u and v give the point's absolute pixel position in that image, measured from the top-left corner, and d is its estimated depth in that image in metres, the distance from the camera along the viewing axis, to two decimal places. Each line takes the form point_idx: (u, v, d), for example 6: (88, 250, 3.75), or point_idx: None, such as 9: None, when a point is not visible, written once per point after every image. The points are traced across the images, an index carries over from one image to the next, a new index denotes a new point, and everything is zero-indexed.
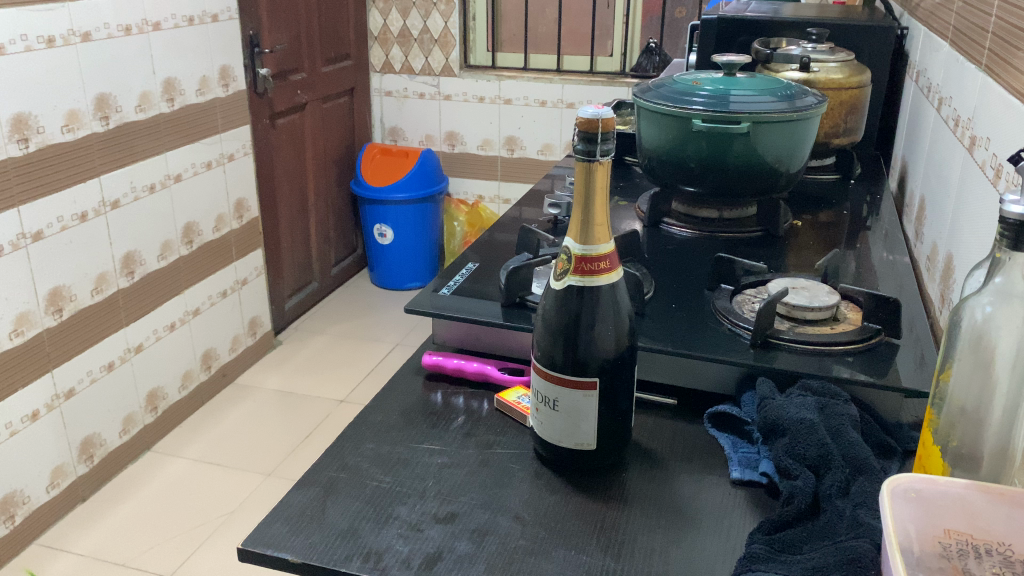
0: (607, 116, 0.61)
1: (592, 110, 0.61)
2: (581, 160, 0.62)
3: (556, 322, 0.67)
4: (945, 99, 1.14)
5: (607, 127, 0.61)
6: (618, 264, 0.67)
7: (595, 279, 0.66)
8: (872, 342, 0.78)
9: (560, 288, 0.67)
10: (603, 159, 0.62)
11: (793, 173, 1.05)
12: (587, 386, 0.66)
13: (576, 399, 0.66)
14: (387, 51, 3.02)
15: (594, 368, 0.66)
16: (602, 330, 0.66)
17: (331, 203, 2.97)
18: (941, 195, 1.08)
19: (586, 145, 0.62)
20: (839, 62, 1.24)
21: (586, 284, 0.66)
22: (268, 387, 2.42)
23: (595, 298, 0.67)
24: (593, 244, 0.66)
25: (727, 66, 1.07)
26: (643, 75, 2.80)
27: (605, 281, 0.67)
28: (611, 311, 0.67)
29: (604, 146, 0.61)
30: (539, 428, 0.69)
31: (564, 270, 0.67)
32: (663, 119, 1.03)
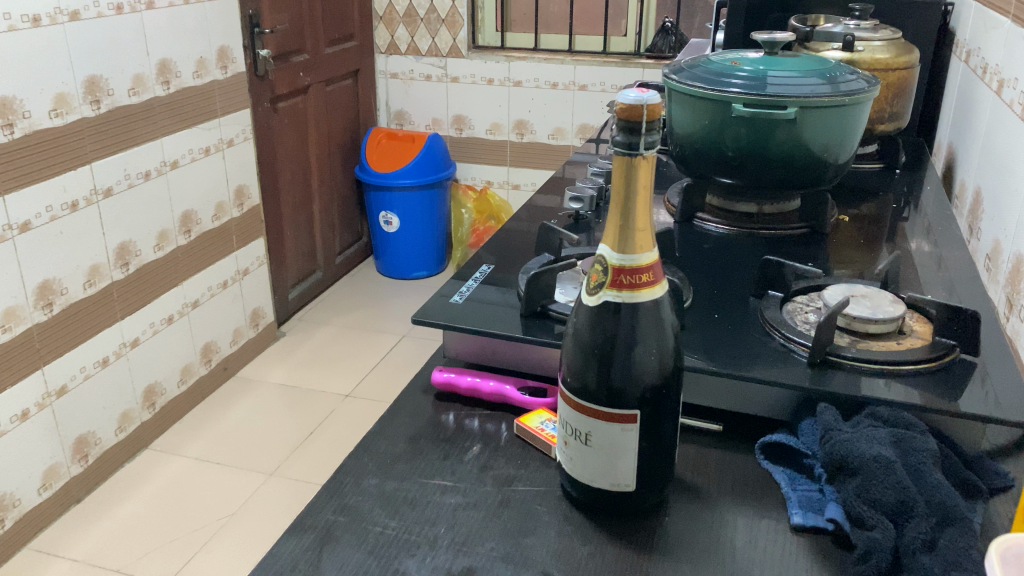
0: (656, 101, 0.52)
1: (635, 94, 0.52)
2: (621, 154, 0.53)
3: (591, 341, 0.58)
4: (1006, 80, 1.03)
5: (655, 114, 0.52)
6: (663, 277, 0.58)
7: (635, 295, 0.57)
8: (946, 361, 0.68)
9: (594, 304, 0.58)
10: (647, 153, 0.53)
11: (842, 163, 0.95)
12: (627, 418, 0.57)
13: (614, 435, 0.57)
14: (393, 31, 2.90)
15: (635, 397, 0.57)
16: (643, 353, 0.57)
17: (336, 189, 2.87)
18: (1004, 187, 0.98)
19: (628, 137, 0.53)
20: (885, 41, 1.13)
21: (626, 299, 0.57)
22: (271, 380, 2.33)
23: (637, 315, 0.57)
24: (633, 254, 0.56)
25: (768, 44, 0.97)
26: (658, 56, 2.69)
27: (647, 298, 0.57)
28: (655, 331, 0.58)
29: (651, 137, 0.52)
30: (568, 465, 0.60)
31: (599, 283, 0.58)
32: (698, 104, 0.93)
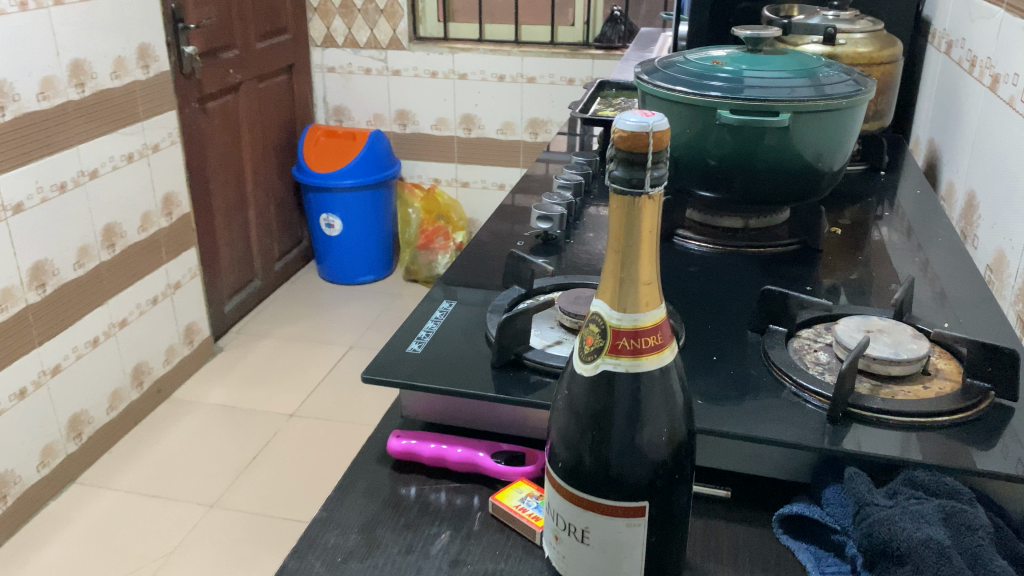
0: (662, 126, 0.42)
1: (635, 118, 0.42)
2: (619, 192, 0.43)
3: (586, 417, 0.48)
4: (999, 75, 0.95)
5: (661, 142, 0.42)
6: (670, 339, 0.48)
7: (639, 363, 0.47)
8: (981, 408, 0.60)
9: (590, 373, 0.48)
10: (652, 191, 0.43)
11: (834, 172, 0.86)
12: (634, 511, 0.46)
13: (619, 533, 0.47)
14: (329, 23, 2.74)
15: (642, 484, 0.48)
16: (649, 429, 0.48)
17: (273, 192, 2.71)
18: (1003, 192, 0.90)
19: (628, 171, 0.43)
20: (866, 33, 1.05)
21: (630, 369, 0.47)
22: (210, 401, 2.18)
23: (642, 386, 0.47)
24: (638, 312, 0.45)
25: (751, 41, 0.87)
26: (607, 45, 2.60)
27: (654, 365, 0.47)
28: (663, 403, 0.48)
29: (655, 170, 0.42)
30: (560, 564, 0.49)
31: (595, 348, 0.47)
32: (678, 110, 0.83)
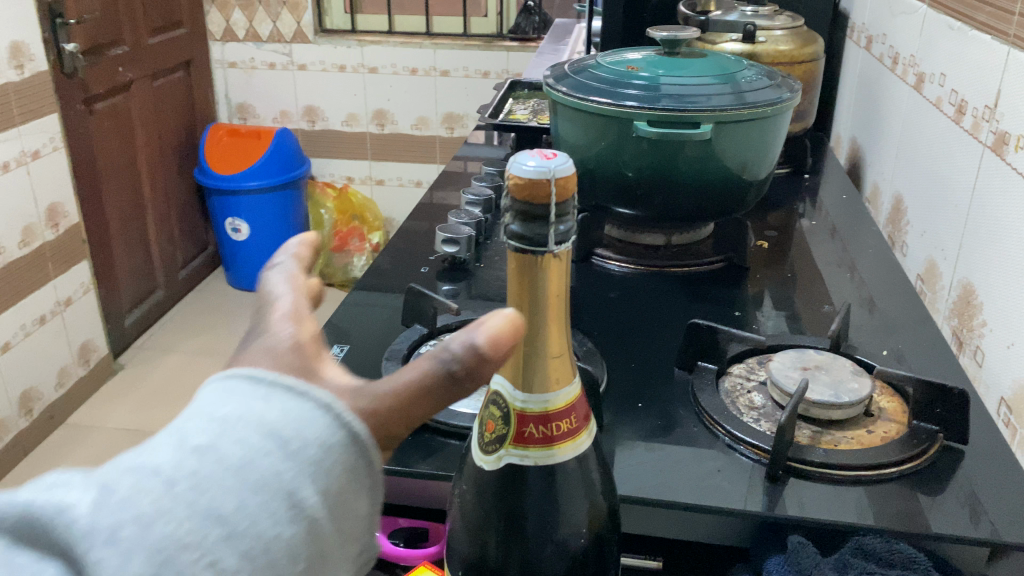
0: (565, 170, 0.35)
1: (534, 162, 0.34)
2: (517, 249, 0.36)
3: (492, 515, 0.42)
4: (923, 73, 0.90)
5: (566, 190, 0.35)
6: (585, 422, 0.42)
7: (553, 453, 0.41)
8: (928, 455, 0.55)
9: (493, 466, 0.41)
10: (559, 250, 0.36)
11: (759, 182, 0.80)
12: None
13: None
14: (228, 16, 2.58)
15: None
16: (566, 527, 0.41)
17: (174, 197, 2.55)
18: (930, 197, 0.86)
19: (525, 225, 0.35)
20: (786, 29, 0.99)
21: (540, 462, 0.40)
22: (110, 426, 2.03)
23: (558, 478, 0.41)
24: (548, 394, 0.40)
25: (667, 42, 0.80)
26: (522, 37, 2.52)
27: (567, 454, 0.41)
28: (583, 494, 0.42)
29: (562, 222, 0.35)
30: None
31: (497, 437, 0.41)
32: (592, 121, 0.75)
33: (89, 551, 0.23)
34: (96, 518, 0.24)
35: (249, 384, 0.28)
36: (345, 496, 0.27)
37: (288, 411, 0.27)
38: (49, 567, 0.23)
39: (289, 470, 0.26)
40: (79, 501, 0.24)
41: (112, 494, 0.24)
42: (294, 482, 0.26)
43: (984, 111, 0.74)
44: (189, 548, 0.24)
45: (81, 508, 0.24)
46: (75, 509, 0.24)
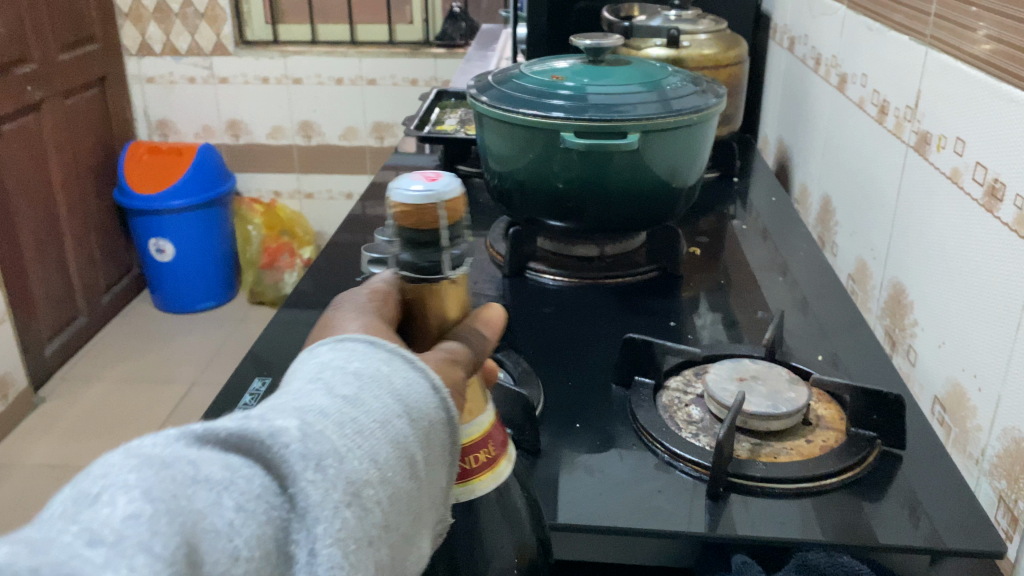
0: (452, 193, 0.38)
1: (421, 187, 0.38)
2: (413, 278, 0.41)
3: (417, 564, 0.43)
4: (846, 74, 0.91)
5: (455, 215, 0.39)
6: (502, 448, 0.44)
7: (471, 483, 0.42)
8: (869, 462, 0.55)
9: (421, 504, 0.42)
10: (451, 271, 0.40)
11: (689, 189, 0.79)
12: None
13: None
14: (143, 29, 2.49)
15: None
16: (493, 554, 0.43)
17: (92, 219, 2.45)
18: (858, 197, 0.86)
19: (417, 253, 0.40)
20: (710, 34, 0.99)
21: (462, 495, 0.42)
22: (32, 463, 1.93)
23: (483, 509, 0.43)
24: (464, 427, 0.41)
25: (592, 50, 0.79)
26: (449, 44, 2.49)
27: (486, 486, 0.43)
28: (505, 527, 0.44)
29: (452, 248, 0.40)
30: None
31: None
32: (517, 133, 0.74)
33: (302, 471, 0.28)
34: (309, 446, 0.29)
35: (370, 349, 0.35)
36: (436, 469, 0.35)
37: (408, 384, 0.34)
38: (257, 474, 0.27)
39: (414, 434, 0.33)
40: (290, 429, 0.29)
41: (311, 427, 0.30)
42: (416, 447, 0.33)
43: (905, 111, 0.74)
44: (365, 485, 0.30)
45: (293, 433, 0.29)
46: (285, 435, 0.29)
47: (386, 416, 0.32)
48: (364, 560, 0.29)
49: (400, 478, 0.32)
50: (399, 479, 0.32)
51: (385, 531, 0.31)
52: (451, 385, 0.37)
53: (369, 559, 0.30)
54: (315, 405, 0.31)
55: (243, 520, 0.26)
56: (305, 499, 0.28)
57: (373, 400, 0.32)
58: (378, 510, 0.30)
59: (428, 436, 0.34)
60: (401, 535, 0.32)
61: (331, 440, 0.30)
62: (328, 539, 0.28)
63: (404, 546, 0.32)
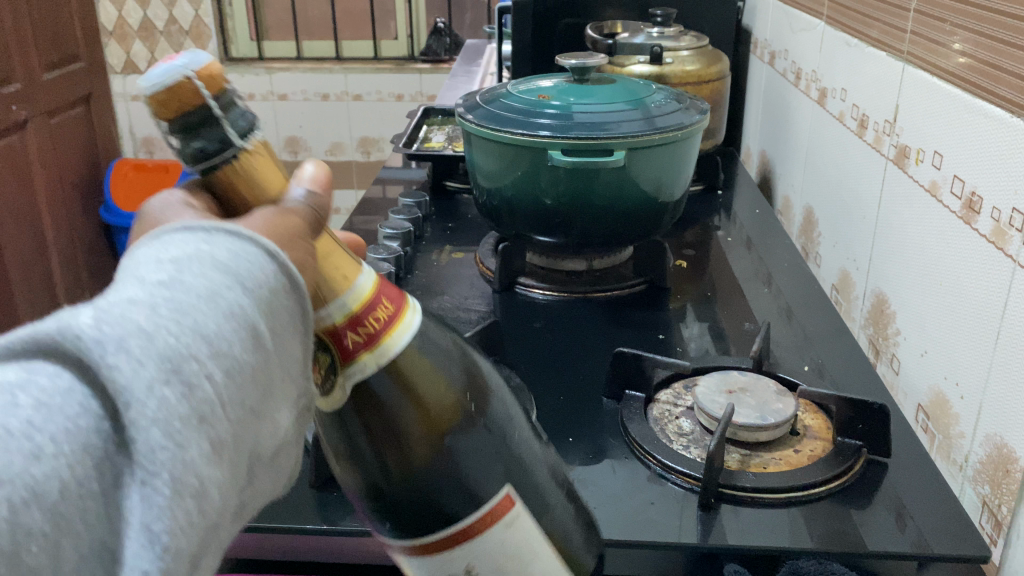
0: (200, 60, 0.31)
1: (163, 71, 0.30)
2: (209, 171, 0.34)
3: (376, 455, 0.44)
4: (826, 88, 0.92)
5: (216, 82, 0.31)
6: (392, 294, 0.41)
7: (385, 344, 0.40)
8: (856, 470, 0.56)
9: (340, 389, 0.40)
10: (247, 144, 0.34)
11: (674, 203, 0.81)
12: (495, 509, 0.39)
13: (496, 542, 0.38)
14: (128, 48, 2.49)
15: (472, 485, 0.42)
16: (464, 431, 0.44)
17: (78, 238, 2.43)
18: (839, 209, 0.88)
19: (200, 142, 0.33)
20: (693, 50, 1.01)
21: (379, 361, 0.40)
22: None
23: (422, 387, 0.44)
24: (347, 298, 0.38)
25: (577, 70, 0.80)
26: (434, 59, 2.51)
27: (405, 332, 0.41)
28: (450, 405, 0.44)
29: (232, 117, 0.33)
30: None
31: (327, 370, 0.40)
32: (504, 150, 0.75)
33: (100, 356, 0.23)
34: (103, 327, 0.24)
35: (187, 234, 0.28)
36: (290, 343, 0.30)
37: (237, 256, 0.28)
38: (64, 375, 0.24)
39: (254, 302, 0.28)
40: (80, 318, 0.24)
41: (110, 309, 0.24)
42: (258, 316, 0.28)
43: (885, 125, 0.76)
44: (194, 359, 0.25)
45: (87, 321, 0.24)
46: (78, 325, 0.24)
47: (217, 285, 0.27)
48: (205, 445, 0.25)
49: (241, 350, 0.27)
50: (242, 350, 0.27)
51: (229, 409, 0.26)
52: (292, 248, 0.31)
53: (207, 438, 0.25)
54: (119, 292, 0.25)
55: (46, 419, 0.23)
56: (116, 386, 0.23)
57: (195, 275, 0.27)
58: (216, 388, 0.26)
59: (277, 310, 0.29)
60: (255, 417, 0.28)
61: (138, 318, 0.24)
62: (145, 421, 0.23)
63: (261, 427, 0.28)
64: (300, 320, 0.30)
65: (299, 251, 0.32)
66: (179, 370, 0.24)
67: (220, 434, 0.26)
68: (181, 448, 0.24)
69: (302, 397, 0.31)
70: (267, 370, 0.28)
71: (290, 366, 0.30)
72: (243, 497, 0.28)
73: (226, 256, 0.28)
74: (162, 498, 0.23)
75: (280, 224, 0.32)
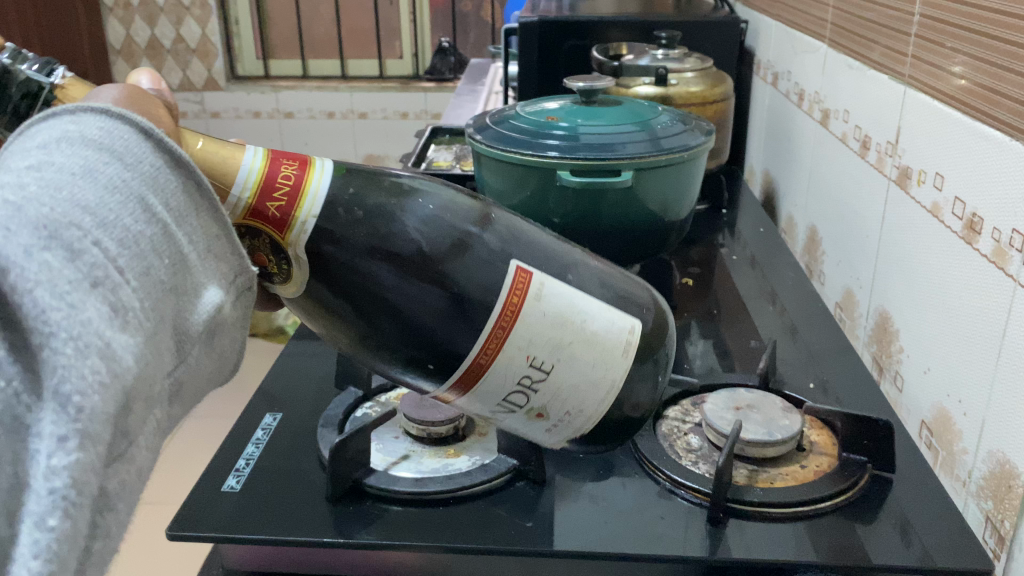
0: None
1: None
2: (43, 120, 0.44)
3: (360, 309, 0.55)
4: (830, 110, 0.94)
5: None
6: (293, 157, 0.49)
7: (309, 191, 0.48)
8: (861, 486, 0.57)
9: (302, 255, 0.49)
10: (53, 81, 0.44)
11: (680, 222, 0.82)
12: (519, 290, 0.48)
13: (540, 321, 0.47)
14: (135, 67, 2.50)
15: (477, 290, 0.51)
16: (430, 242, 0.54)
17: None
18: (843, 228, 0.89)
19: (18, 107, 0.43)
20: (696, 71, 1.03)
21: (312, 212, 0.48)
22: None
23: (361, 229, 0.52)
24: (244, 174, 0.46)
25: (585, 92, 0.82)
26: (438, 78, 2.54)
27: (322, 181, 0.49)
28: (387, 238, 0.53)
29: (26, 68, 0.43)
30: (582, 402, 0.50)
31: (277, 250, 0.49)
32: (513, 170, 0.77)
33: None
34: None
35: (52, 122, 0.34)
36: (183, 212, 0.36)
37: (108, 134, 0.34)
38: None
39: (129, 173, 0.34)
40: None
41: None
42: (138, 187, 0.34)
43: (887, 146, 0.77)
44: (73, 227, 0.31)
45: None
46: None
47: (88, 162, 0.33)
48: (99, 301, 0.31)
49: (124, 214, 0.33)
50: (126, 218, 0.33)
51: (122, 267, 0.32)
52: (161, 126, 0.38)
53: (101, 296, 0.31)
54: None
55: None
56: None
57: (65, 155, 0.33)
58: (106, 253, 0.32)
59: (150, 180, 0.35)
60: (153, 275, 0.34)
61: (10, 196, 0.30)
62: (33, 278, 0.29)
63: (165, 285, 0.35)
64: (179, 189, 0.36)
65: (151, 113, 0.38)
66: (58, 235, 0.30)
67: (116, 293, 0.32)
68: (74, 307, 0.30)
69: (207, 263, 0.38)
70: (154, 233, 0.34)
71: (180, 232, 0.36)
72: (163, 355, 0.35)
73: (89, 137, 0.34)
74: (67, 357, 0.29)
75: (131, 93, 0.38)
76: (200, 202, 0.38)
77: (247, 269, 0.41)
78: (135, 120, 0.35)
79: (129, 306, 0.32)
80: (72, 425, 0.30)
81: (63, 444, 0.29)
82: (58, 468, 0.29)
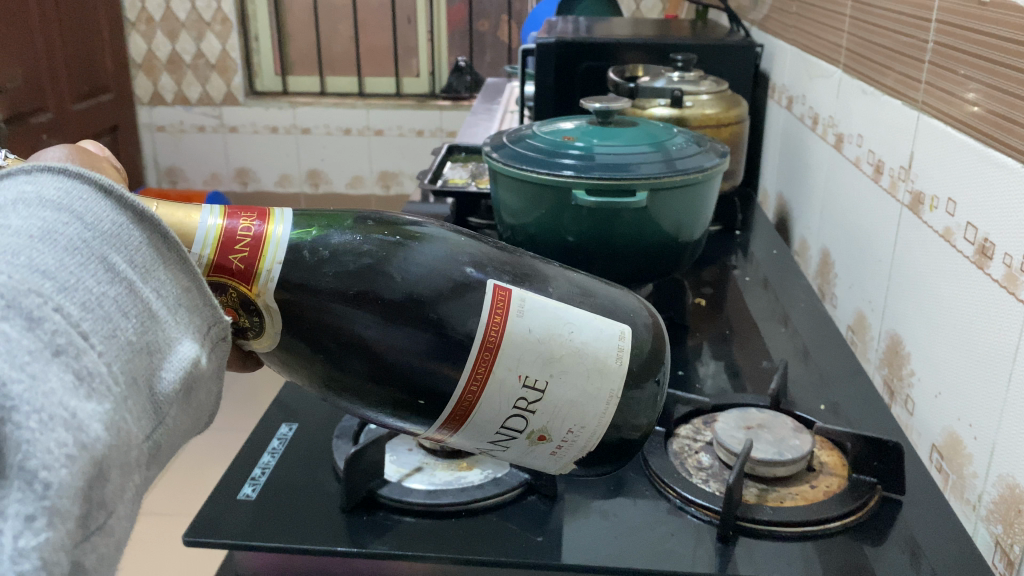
0: None
1: None
2: None
3: (327, 359, 0.54)
4: (844, 135, 0.95)
5: None
6: (249, 212, 0.50)
7: (268, 241, 0.49)
8: (870, 506, 0.57)
9: (270, 304, 0.50)
10: None
11: (694, 242, 0.83)
12: (500, 309, 0.48)
13: (527, 344, 0.47)
14: (155, 80, 2.54)
15: (454, 307, 0.51)
16: (404, 274, 0.53)
17: None
18: (856, 251, 0.89)
19: None
20: (712, 94, 1.04)
21: (274, 261, 0.49)
22: None
23: (328, 268, 0.53)
24: (202, 235, 0.47)
25: (601, 113, 0.83)
26: (454, 97, 2.56)
27: (281, 230, 0.50)
28: (356, 273, 0.53)
29: None
30: (585, 419, 0.50)
31: (244, 303, 0.49)
32: (529, 189, 0.78)
33: None
34: None
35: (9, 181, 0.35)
36: (148, 266, 0.38)
37: (65, 194, 0.36)
38: None
39: (85, 229, 0.35)
40: None
41: None
42: (99, 247, 0.35)
43: (900, 171, 0.78)
44: (33, 295, 0.32)
45: None
46: None
47: (46, 223, 0.34)
48: (62, 370, 0.31)
49: (84, 276, 0.34)
50: (88, 279, 0.34)
51: (84, 332, 0.33)
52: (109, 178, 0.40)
53: (64, 366, 0.32)
54: None
55: None
56: None
57: (23, 217, 0.34)
58: (66, 319, 0.32)
59: (110, 237, 0.36)
60: (119, 335, 0.35)
61: None
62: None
63: (132, 343, 0.36)
64: (142, 244, 0.38)
65: (95, 164, 0.45)
66: (17, 305, 0.31)
67: (79, 360, 0.32)
68: (35, 378, 0.30)
69: (179, 316, 0.39)
70: (116, 291, 0.35)
71: (147, 287, 0.37)
72: (138, 418, 0.35)
73: (47, 198, 0.35)
74: (31, 432, 0.30)
75: (80, 156, 0.45)
76: (167, 254, 0.39)
77: (220, 319, 0.42)
78: (93, 178, 0.37)
79: (94, 372, 0.33)
80: (39, 503, 0.30)
81: (31, 523, 0.29)
82: (27, 549, 0.29)
